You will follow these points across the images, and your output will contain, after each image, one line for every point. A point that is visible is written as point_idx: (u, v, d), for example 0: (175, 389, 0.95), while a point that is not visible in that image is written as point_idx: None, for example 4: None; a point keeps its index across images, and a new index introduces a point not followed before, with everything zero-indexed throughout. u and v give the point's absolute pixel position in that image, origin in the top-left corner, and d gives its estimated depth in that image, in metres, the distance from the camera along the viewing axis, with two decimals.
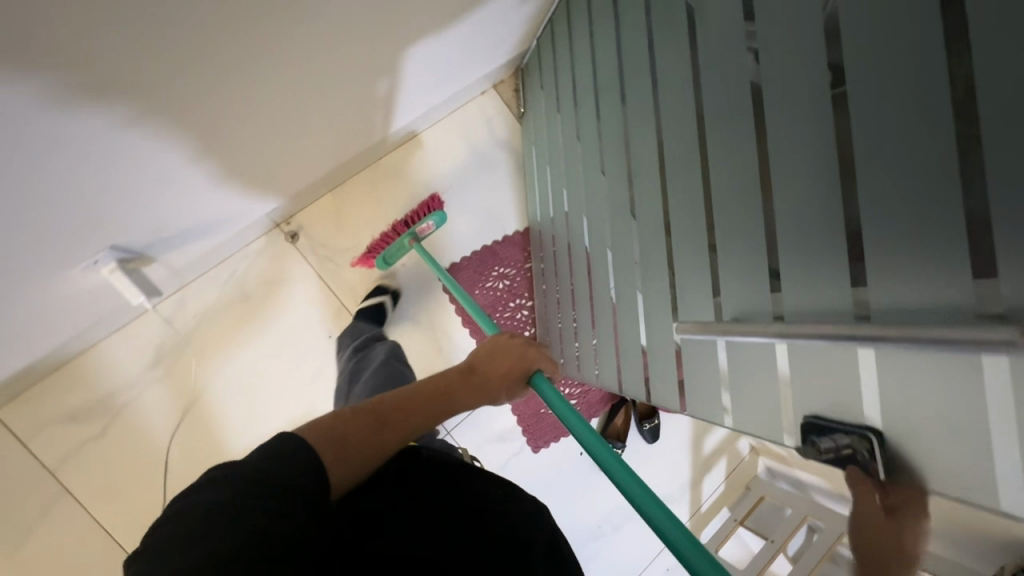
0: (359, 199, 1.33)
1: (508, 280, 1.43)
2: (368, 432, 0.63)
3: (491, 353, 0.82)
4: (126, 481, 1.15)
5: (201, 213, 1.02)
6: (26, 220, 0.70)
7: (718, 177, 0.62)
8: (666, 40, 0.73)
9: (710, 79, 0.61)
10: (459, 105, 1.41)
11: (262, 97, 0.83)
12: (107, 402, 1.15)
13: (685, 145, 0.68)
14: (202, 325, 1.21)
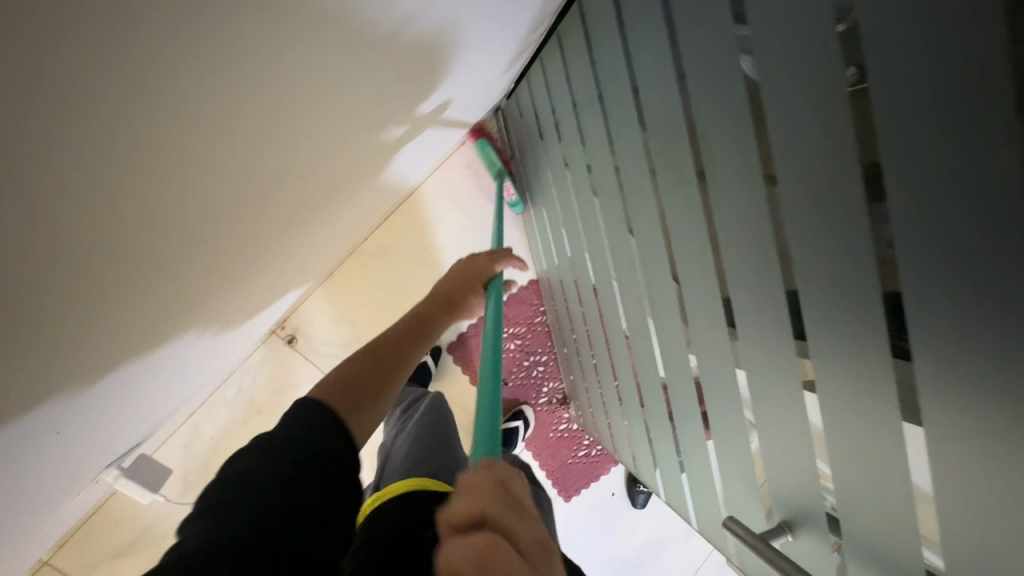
0: (352, 285, 1.27)
1: (518, 341, 1.44)
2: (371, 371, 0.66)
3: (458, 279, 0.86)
4: None
5: (220, 354, 1.00)
6: (65, 454, 0.70)
7: (754, 360, 0.56)
8: (667, 176, 0.63)
9: (747, 276, 0.54)
10: (439, 162, 1.29)
11: (233, 269, 0.75)
12: (147, 535, 1.18)
13: (719, 323, 0.61)
14: (222, 445, 1.20)
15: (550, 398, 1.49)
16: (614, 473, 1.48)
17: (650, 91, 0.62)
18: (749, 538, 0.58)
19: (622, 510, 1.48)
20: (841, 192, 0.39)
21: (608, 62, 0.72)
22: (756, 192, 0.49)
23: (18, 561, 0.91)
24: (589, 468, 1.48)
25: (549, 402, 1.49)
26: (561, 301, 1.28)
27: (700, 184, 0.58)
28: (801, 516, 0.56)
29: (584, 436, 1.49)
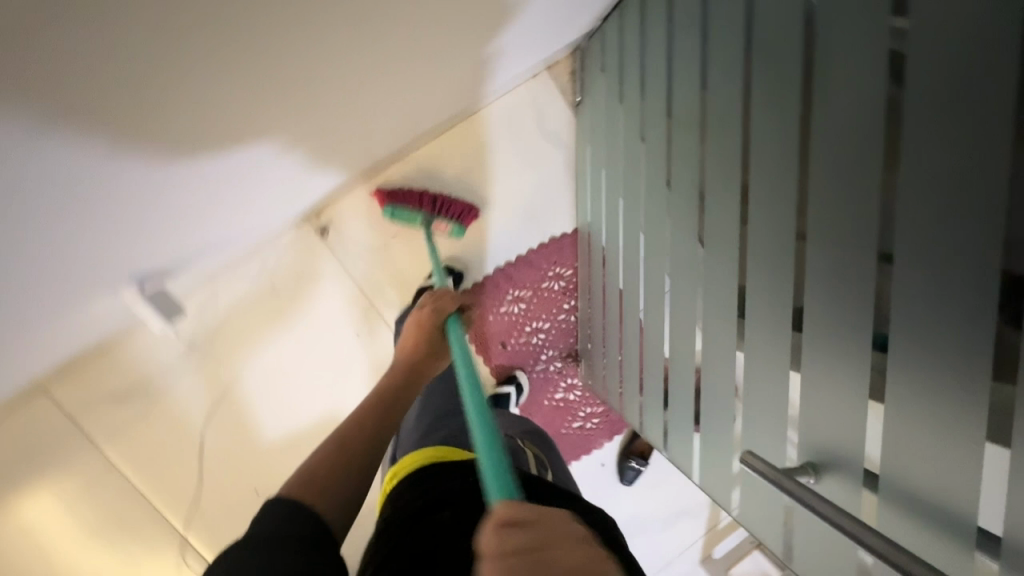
0: (394, 192, 1.25)
1: (523, 303, 1.33)
2: (352, 450, 0.73)
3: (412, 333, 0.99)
4: (163, 461, 1.21)
5: (272, 206, 1.00)
6: (111, 219, 0.69)
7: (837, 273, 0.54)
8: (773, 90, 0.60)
9: (837, 194, 0.53)
10: (506, 90, 1.26)
11: (298, 106, 0.74)
12: (144, 387, 1.18)
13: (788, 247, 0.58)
14: (236, 317, 1.20)
15: (551, 365, 1.37)
16: (607, 447, 1.43)
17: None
18: (776, 475, 0.55)
19: (609, 484, 1.44)
20: (987, 54, 0.38)
21: None
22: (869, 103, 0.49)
23: (31, 354, 0.91)
24: (582, 440, 1.41)
25: (549, 370, 1.37)
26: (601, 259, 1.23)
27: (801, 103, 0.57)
28: (837, 458, 0.56)
29: (580, 408, 1.39)
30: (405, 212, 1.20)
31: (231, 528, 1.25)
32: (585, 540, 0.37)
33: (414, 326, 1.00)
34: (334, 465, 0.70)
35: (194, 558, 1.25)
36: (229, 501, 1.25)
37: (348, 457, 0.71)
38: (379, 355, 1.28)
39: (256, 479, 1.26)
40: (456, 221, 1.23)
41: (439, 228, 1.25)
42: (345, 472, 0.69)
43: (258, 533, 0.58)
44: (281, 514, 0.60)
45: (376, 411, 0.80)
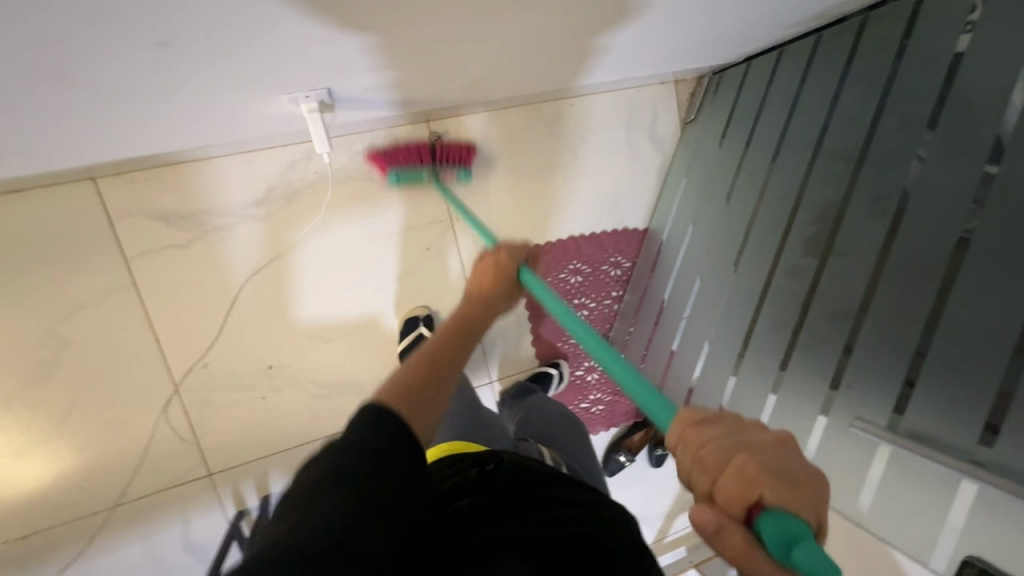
0: (509, 131, 1.29)
1: (580, 277, 1.39)
2: (424, 368, 0.63)
3: (476, 276, 0.89)
4: (188, 301, 1.12)
5: (424, 85, 1.01)
6: (291, 41, 0.70)
7: (980, 299, 0.66)
8: (958, 157, 0.73)
9: (1002, 241, 0.65)
10: (637, 83, 1.36)
11: (547, 5, 0.79)
12: (202, 218, 1.11)
13: (939, 266, 0.72)
14: (321, 185, 1.17)
15: (582, 343, 1.43)
16: (601, 435, 1.50)
17: (975, 82, 0.73)
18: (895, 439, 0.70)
19: None
20: None
21: (917, 51, 0.83)
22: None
23: (128, 127, 0.87)
24: (583, 422, 1.47)
25: (579, 347, 1.42)
26: (669, 260, 1.32)
27: (988, 155, 0.70)
28: (935, 439, 0.68)
29: (592, 391, 1.47)
30: (412, 172, 1.19)
31: (231, 393, 1.17)
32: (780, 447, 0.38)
33: (486, 272, 0.89)
34: (423, 380, 0.61)
35: (176, 413, 1.14)
36: (239, 365, 1.17)
37: (435, 379, 0.62)
38: (439, 278, 1.29)
39: (274, 353, 1.19)
40: (461, 166, 1.23)
41: (447, 176, 1.24)
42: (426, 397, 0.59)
43: (308, 478, 0.45)
44: (359, 443, 0.47)
45: (448, 340, 0.70)
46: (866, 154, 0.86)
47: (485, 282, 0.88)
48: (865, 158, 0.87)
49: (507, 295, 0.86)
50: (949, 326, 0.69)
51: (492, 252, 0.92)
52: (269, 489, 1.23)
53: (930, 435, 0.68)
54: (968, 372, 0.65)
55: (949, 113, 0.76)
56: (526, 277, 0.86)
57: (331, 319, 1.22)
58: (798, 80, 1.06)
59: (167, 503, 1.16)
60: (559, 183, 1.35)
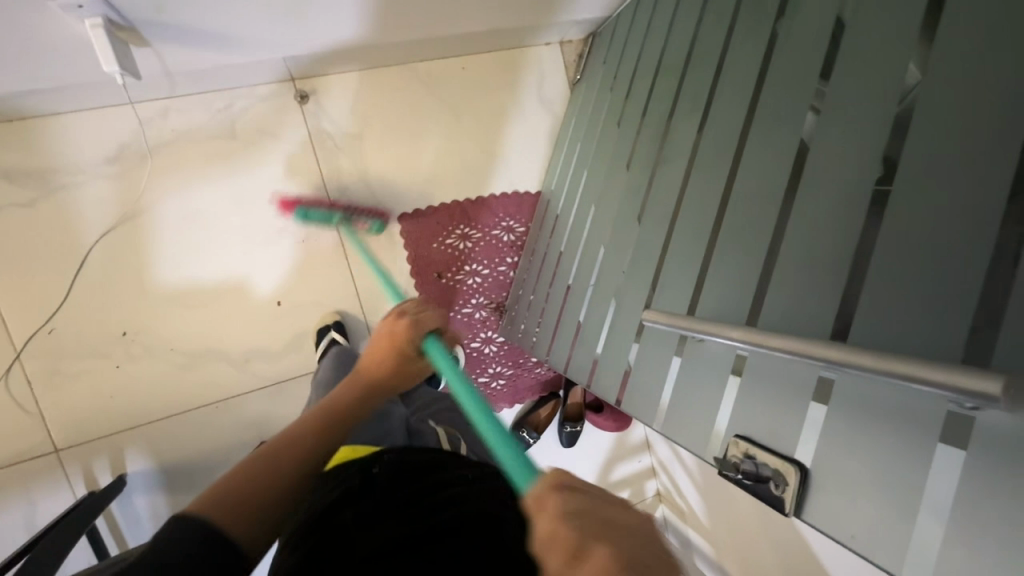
0: (382, 92, 1.27)
1: (470, 242, 1.34)
2: (252, 480, 0.57)
3: (375, 349, 0.76)
4: (30, 262, 1.07)
5: (270, 38, 0.99)
6: None
7: (754, 179, 0.66)
8: (746, 45, 0.72)
9: (769, 124, 0.65)
10: (520, 44, 1.35)
11: None
12: (47, 176, 1.07)
13: (729, 153, 0.71)
14: (177, 143, 1.14)
15: (476, 312, 1.36)
16: (504, 412, 1.40)
17: None
18: (677, 320, 0.70)
19: None
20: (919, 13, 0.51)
21: None
22: (830, 12, 0.60)
23: None
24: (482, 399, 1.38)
25: (473, 317, 1.36)
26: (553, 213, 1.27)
27: (775, 17, 0.68)
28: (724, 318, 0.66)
29: (490, 364, 1.38)
30: (320, 214, 1.19)
31: (79, 361, 1.11)
32: (646, 527, 0.39)
33: (386, 338, 0.76)
34: (235, 488, 0.55)
35: (17, 383, 1.08)
36: (88, 331, 1.11)
37: (251, 481, 0.56)
38: (314, 241, 1.24)
39: (128, 318, 1.13)
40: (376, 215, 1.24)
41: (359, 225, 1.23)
42: (266, 478, 0.57)
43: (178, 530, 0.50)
44: (218, 528, 0.51)
45: (302, 428, 0.64)
46: (687, 63, 0.85)
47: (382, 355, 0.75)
48: (689, 60, 0.85)
49: (405, 373, 0.75)
50: (739, 199, 0.67)
51: (398, 313, 0.77)
52: (125, 467, 1.15)
53: (717, 312, 0.67)
54: (753, 242, 0.64)
55: (745, 1, 0.74)
56: (430, 345, 0.75)
57: (192, 283, 1.16)
58: (649, 14, 1.04)
59: (7, 483, 1.08)
60: (441, 143, 1.32)
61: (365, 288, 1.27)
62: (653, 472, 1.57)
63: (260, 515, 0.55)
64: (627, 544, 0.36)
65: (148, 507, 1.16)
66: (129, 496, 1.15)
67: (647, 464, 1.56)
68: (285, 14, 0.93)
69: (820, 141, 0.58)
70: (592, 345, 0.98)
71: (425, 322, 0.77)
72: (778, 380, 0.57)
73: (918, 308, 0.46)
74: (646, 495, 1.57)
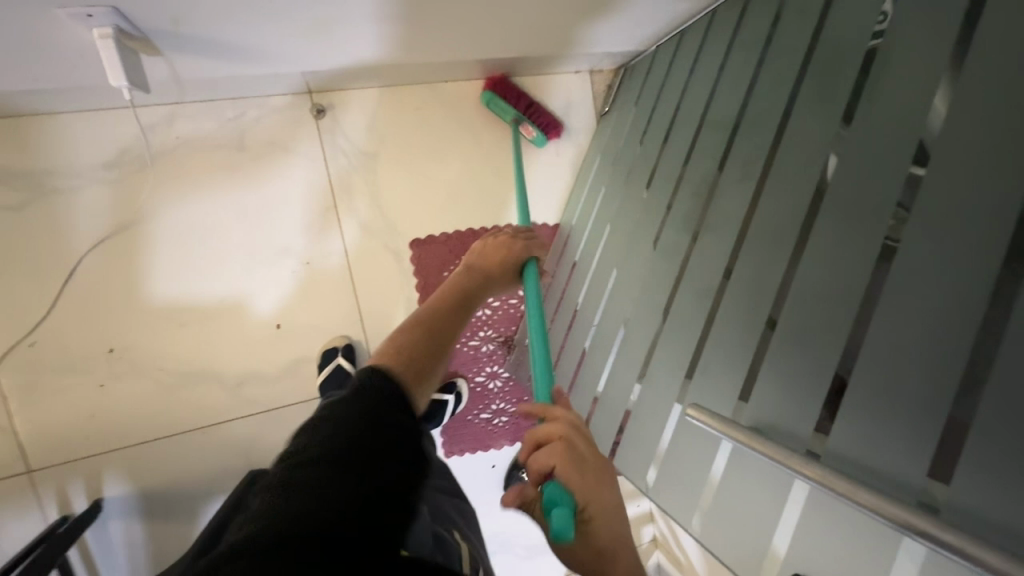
0: (403, 111, 1.21)
1: None
2: (400, 360, 0.59)
3: (481, 253, 0.83)
4: (15, 270, 1.00)
5: (295, 53, 0.93)
6: None
7: (825, 266, 0.61)
8: (815, 117, 0.68)
9: (845, 209, 0.61)
10: (549, 70, 1.30)
11: None
12: (40, 179, 1.00)
13: (793, 232, 0.66)
14: (182, 152, 1.07)
15: (483, 346, 1.30)
16: (505, 450, 1.34)
17: (836, 38, 0.68)
18: (729, 429, 0.63)
19: (492, 489, 1.35)
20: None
21: (794, 11, 0.77)
22: (919, 108, 0.56)
23: None
24: (483, 436, 1.32)
25: (480, 350, 1.30)
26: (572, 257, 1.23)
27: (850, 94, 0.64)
28: (782, 432, 0.61)
29: (494, 401, 1.32)
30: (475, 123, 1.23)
31: (61, 377, 1.04)
32: (619, 509, 0.52)
33: (500, 249, 0.83)
34: (378, 373, 0.53)
35: None
36: (74, 346, 1.04)
37: (396, 373, 0.55)
38: (320, 263, 1.18)
39: (117, 334, 1.07)
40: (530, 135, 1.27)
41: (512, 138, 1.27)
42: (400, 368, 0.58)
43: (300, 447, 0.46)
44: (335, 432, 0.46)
45: (429, 338, 0.64)
46: (741, 123, 0.81)
47: (491, 265, 0.81)
48: (740, 125, 0.81)
49: (507, 279, 0.82)
50: (799, 291, 0.63)
51: (506, 232, 0.85)
52: (101, 491, 1.08)
53: (775, 422, 0.61)
54: (813, 342, 0.59)
55: (815, 69, 0.70)
56: (530, 269, 0.84)
57: (188, 300, 1.10)
58: (693, 58, 1.00)
59: None
60: (460, 168, 1.26)
61: (370, 316, 1.21)
62: (650, 517, 1.53)
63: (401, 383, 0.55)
64: (577, 479, 0.51)
65: (123, 534, 1.10)
66: (104, 523, 1.09)
67: (645, 509, 1.52)
68: (314, 32, 0.88)
69: (903, 248, 0.53)
70: (610, 403, 0.93)
71: (527, 242, 0.86)
72: (847, 526, 0.52)
73: (1020, 467, 0.41)
74: (641, 540, 1.53)
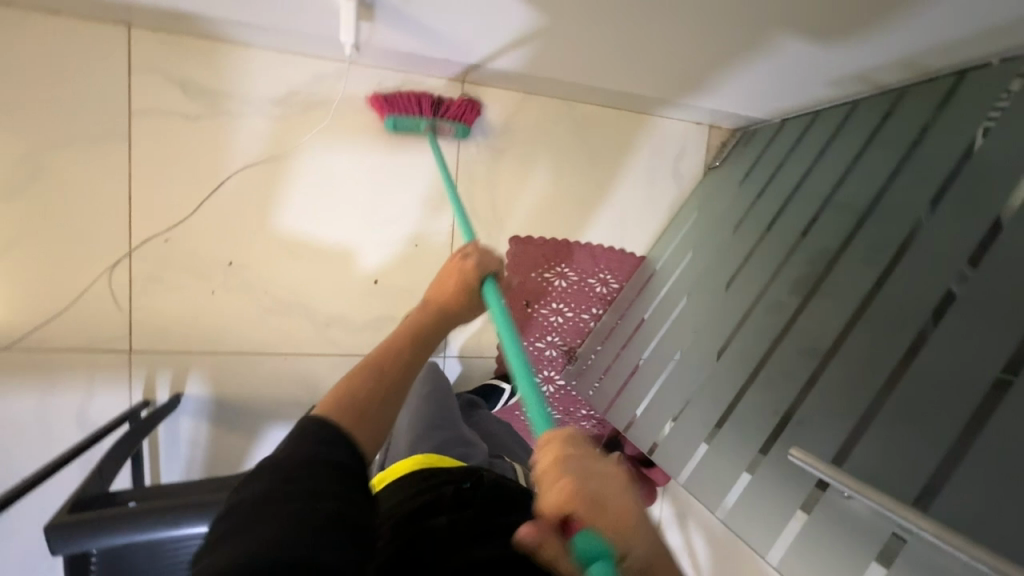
0: (537, 119, 1.30)
1: (565, 283, 1.36)
2: (365, 404, 0.62)
3: (439, 286, 0.84)
4: (174, 171, 1.11)
5: (475, 43, 1.03)
6: None
7: (943, 353, 0.75)
8: (953, 228, 0.81)
9: (971, 314, 0.74)
10: (674, 115, 1.37)
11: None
12: (217, 98, 1.11)
13: (915, 319, 0.80)
14: (340, 106, 1.18)
15: (547, 350, 1.36)
16: None
17: (988, 166, 0.80)
18: (833, 474, 0.76)
19: None
20: None
21: (946, 126, 0.88)
22: None
23: None
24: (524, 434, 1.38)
25: (543, 353, 1.35)
26: (641, 311, 1.35)
27: (992, 218, 0.77)
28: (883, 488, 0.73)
29: None
30: (409, 120, 1.15)
31: (181, 276, 1.14)
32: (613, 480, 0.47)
33: (453, 275, 0.84)
34: (368, 396, 0.63)
35: (120, 277, 1.10)
36: (201, 252, 1.14)
37: (385, 388, 0.65)
38: (426, 235, 1.26)
39: (239, 251, 1.16)
40: (460, 123, 1.20)
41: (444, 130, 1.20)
42: (361, 416, 0.61)
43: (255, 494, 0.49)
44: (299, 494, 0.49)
45: (404, 345, 0.72)
46: (871, 209, 0.95)
47: (443, 295, 0.83)
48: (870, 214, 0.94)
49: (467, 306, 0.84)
50: (918, 373, 0.76)
51: (455, 259, 0.86)
52: (182, 388, 1.17)
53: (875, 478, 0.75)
54: None
55: (958, 187, 0.83)
56: (488, 287, 0.84)
57: (306, 237, 1.19)
58: (828, 140, 1.12)
59: (76, 366, 1.10)
60: (572, 182, 1.34)
61: None
62: None
63: (359, 446, 0.58)
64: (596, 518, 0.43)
65: (190, 432, 1.18)
66: (176, 417, 1.17)
67: None
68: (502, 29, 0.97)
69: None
70: None
71: (474, 260, 0.85)
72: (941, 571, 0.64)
73: None
74: None
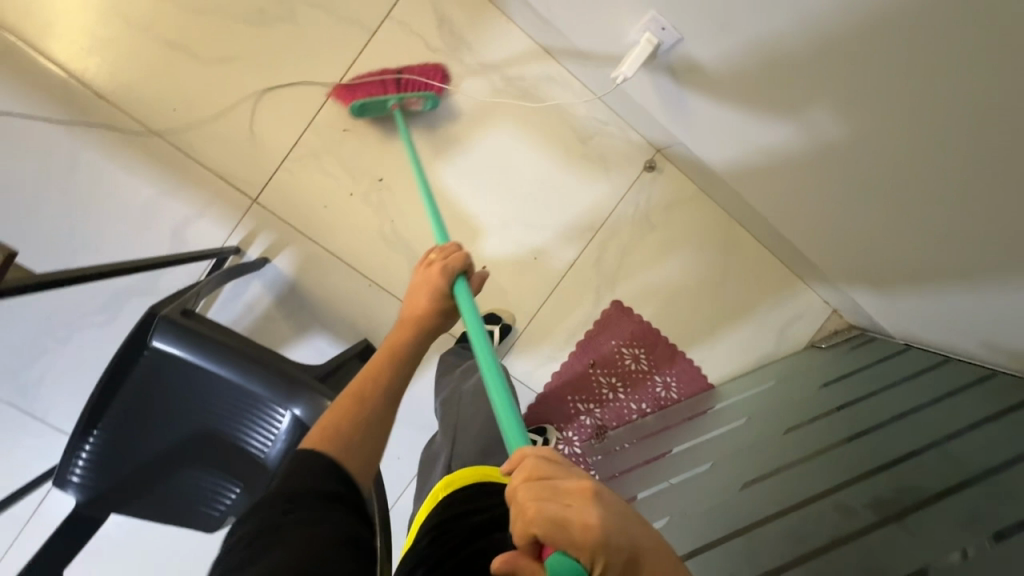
0: (697, 216, 1.34)
1: (634, 367, 1.37)
2: (352, 415, 0.64)
3: (414, 286, 0.76)
4: (388, 80, 1.17)
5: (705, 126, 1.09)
6: None
7: None
8: None
9: None
10: (812, 285, 1.39)
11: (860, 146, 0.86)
12: (460, 45, 1.18)
13: None
14: (549, 110, 1.24)
15: (584, 414, 1.36)
16: None
17: None
18: None
19: None
20: None
21: None
22: None
23: None
24: None
25: (579, 415, 1.35)
26: (671, 441, 1.27)
27: None
28: None
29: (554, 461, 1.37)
30: (376, 103, 1.13)
31: (336, 166, 1.18)
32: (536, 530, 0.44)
33: (421, 284, 0.74)
34: (351, 431, 0.62)
35: (290, 137, 1.16)
36: (364, 156, 1.19)
37: (365, 424, 0.64)
38: (549, 256, 1.29)
39: (393, 174, 1.20)
40: (431, 99, 1.14)
41: (411, 105, 1.15)
42: (358, 412, 0.64)
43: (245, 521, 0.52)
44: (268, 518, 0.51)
45: (393, 368, 0.69)
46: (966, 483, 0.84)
47: (415, 294, 0.75)
48: (936, 447, 0.93)
49: (441, 310, 0.74)
50: None
51: (428, 256, 0.76)
52: (272, 256, 1.18)
53: None
54: None
55: None
56: (458, 289, 0.73)
57: (453, 198, 1.23)
58: (941, 395, 1.06)
59: (205, 186, 1.14)
60: (693, 286, 1.36)
61: (541, 320, 1.31)
62: None
63: (357, 440, 0.62)
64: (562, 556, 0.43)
65: (253, 296, 1.19)
66: (251, 279, 1.19)
67: None
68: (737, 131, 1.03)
69: None
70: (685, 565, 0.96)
71: (445, 259, 0.75)
72: None
73: None
74: None
